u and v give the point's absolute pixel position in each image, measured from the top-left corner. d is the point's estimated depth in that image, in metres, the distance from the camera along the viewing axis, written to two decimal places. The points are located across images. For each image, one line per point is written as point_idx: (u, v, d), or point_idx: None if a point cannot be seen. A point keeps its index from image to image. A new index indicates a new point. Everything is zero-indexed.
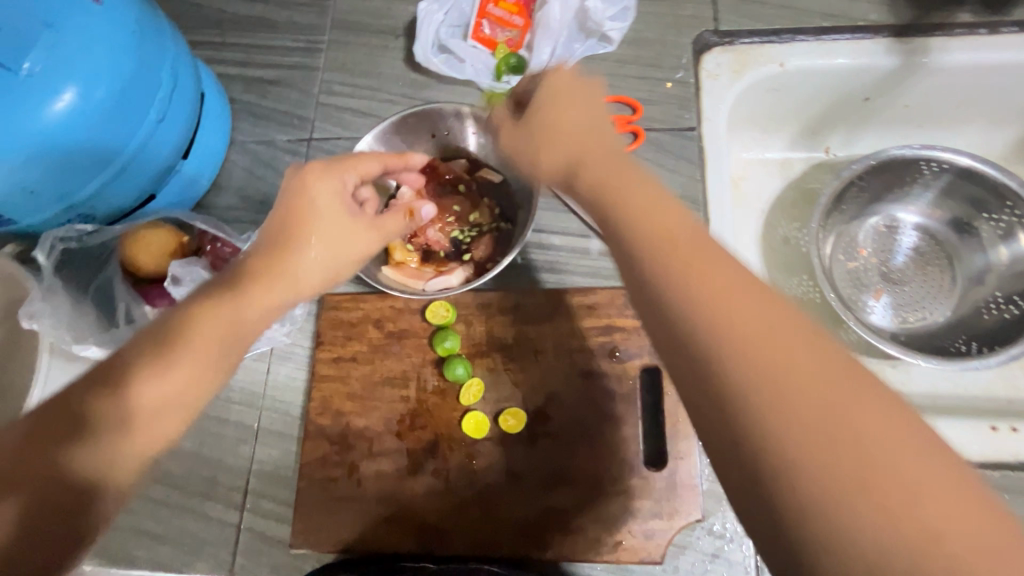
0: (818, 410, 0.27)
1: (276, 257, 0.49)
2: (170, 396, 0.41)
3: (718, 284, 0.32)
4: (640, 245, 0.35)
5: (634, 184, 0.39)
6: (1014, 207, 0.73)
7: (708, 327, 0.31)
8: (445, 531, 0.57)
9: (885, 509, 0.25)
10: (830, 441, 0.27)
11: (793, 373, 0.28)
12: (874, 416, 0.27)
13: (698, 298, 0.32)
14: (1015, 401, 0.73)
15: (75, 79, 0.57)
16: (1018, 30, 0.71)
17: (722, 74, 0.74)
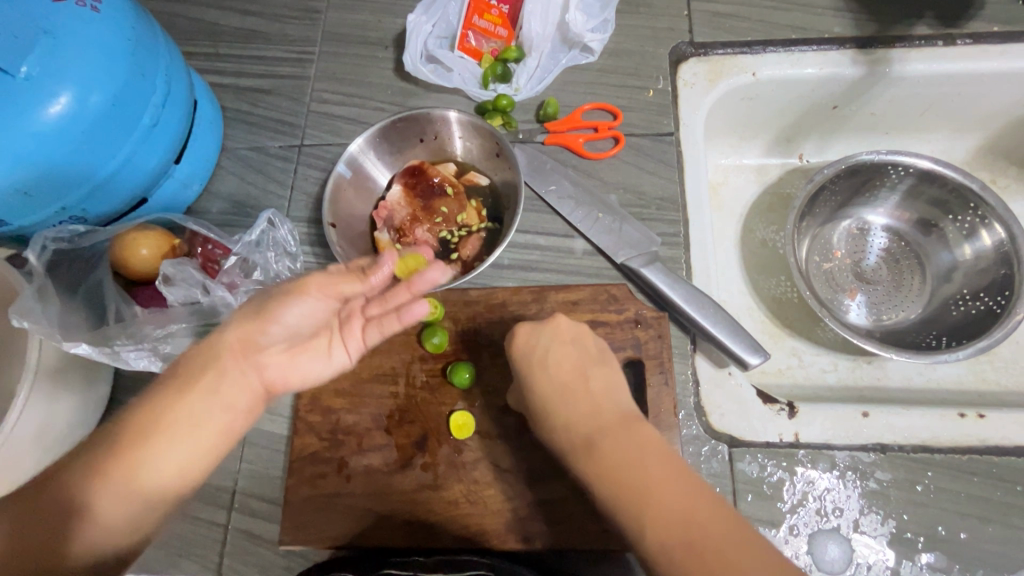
0: (639, 495, 0.43)
1: (258, 319, 0.50)
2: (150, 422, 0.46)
3: (606, 437, 0.47)
4: (568, 414, 0.50)
5: (572, 354, 0.53)
6: (976, 208, 0.76)
7: (596, 474, 0.46)
8: (434, 526, 0.58)
9: (656, 512, 0.42)
10: (643, 499, 0.43)
11: (667, 498, 0.43)
12: (721, 523, 0.42)
13: (595, 459, 0.46)
14: (986, 393, 0.75)
15: (71, 82, 0.59)
16: (972, 42, 0.76)
17: (698, 83, 0.78)
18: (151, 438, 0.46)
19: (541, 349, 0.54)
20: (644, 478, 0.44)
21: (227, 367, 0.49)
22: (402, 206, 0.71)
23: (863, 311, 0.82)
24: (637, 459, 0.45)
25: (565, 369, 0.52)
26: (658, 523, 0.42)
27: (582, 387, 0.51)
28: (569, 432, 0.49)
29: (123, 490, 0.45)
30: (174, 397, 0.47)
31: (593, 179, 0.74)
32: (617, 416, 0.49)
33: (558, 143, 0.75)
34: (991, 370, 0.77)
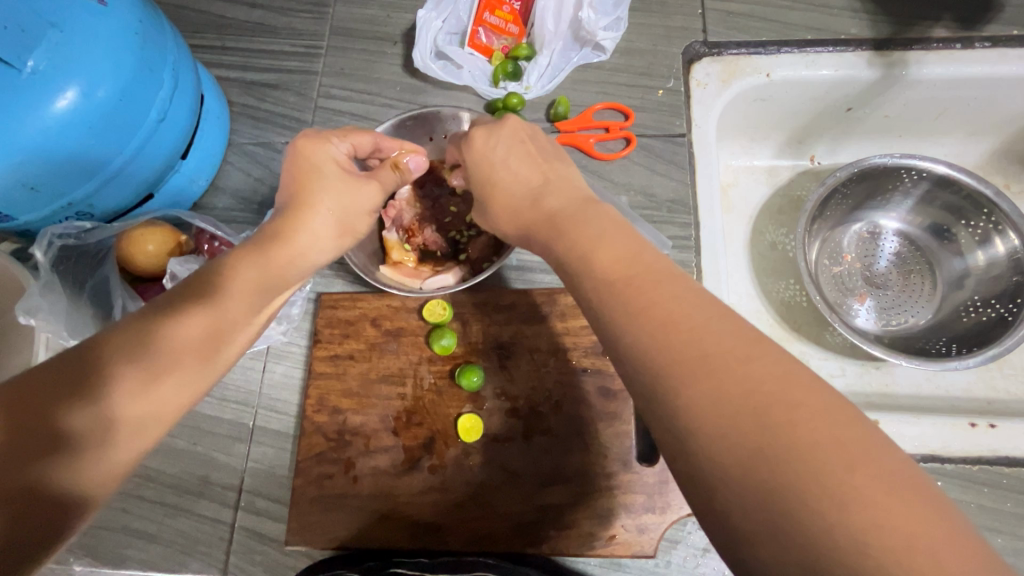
0: (745, 392, 0.29)
1: (270, 250, 0.48)
2: (165, 341, 0.40)
3: (656, 296, 0.35)
4: (612, 282, 0.37)
5: (597, 213, 0.42)
6: (990, 214, 0.76)
7: (664, 348, 0.32)
8: (441, 529, 0.58)
9: (774, 422, 0.28)
10: (759, 412, 0.29)
11: (693, 331, 0.32)
12: (770, 371, 0.30)
13: (662, 331, 0.33)
14: (994, 401, 0.75)
15: (78, 77, 0.58)
16: (991, 45, 0.75)
17: (711, 83, 0.77)
18: (142, 393, 0.38)
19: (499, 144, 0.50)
20: (658, 316, 0.34)
21: (226, 303, 0.44)
22: (410, 206, 0.69)
23: (872, 316, 0.82)
24: (715, 333, 0.32)
25: (594, 226, 0.40)
26: (681, 372, 0.31)
27: (621, 242, 0.39)
28: (616, 285, 0.36)
29: (119, 454, 0.37)
30: (200, 322, 0.42)
31: (603, 180, 0.73)
32: (607, 232, 0.40)
33: (568, 143, 0.74)
34: (1001, 377, 0.76)
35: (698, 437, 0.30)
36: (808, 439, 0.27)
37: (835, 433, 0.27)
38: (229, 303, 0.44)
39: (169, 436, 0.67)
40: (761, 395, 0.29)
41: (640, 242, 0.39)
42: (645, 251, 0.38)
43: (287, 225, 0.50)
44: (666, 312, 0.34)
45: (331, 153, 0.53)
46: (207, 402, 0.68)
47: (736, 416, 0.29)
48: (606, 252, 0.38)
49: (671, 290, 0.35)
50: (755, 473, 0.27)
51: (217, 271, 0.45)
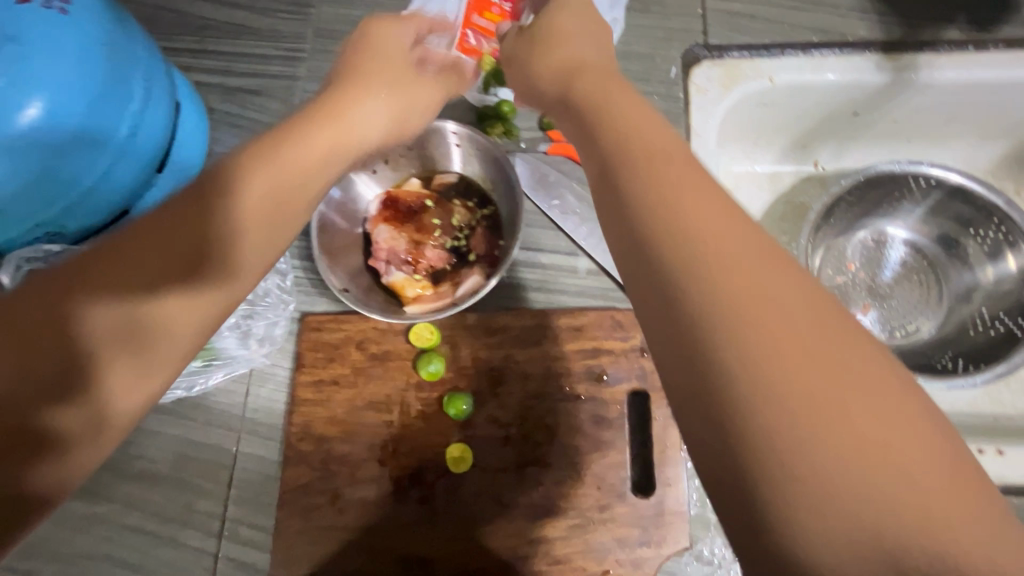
0: (836, 417, 0.26)
1: (207, 279, 0.42)
2: (149, 323, 0.39)
3: (739, 281, 0.30)
4: (687, 249, 0.31)
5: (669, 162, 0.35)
6: (1000, 225, 0.73)
7: (748, 347, 0.28)
8: (430, 563, 0.56)
9: (864, 453, 0.26)
10: (851, 441, 0.26)
11: (778, 330, 0.28)
12: (852, 375, 0.27)
13: (743, 329, 0.29)
14: (1001, 418, 0.73)
15: (39, 93, 0.55)
16: (1006, 47, 0.71)
17: (711, 90, 0.72)
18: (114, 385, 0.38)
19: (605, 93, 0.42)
20: (736, 305, 0.29)
21: (162, 303, 0.40)
22: (399, 237, 0.66)
23: (877, 328, 0.79)
24: (803, 336, 0.28)
25: (670, 179, 0.34)
26: (755, 355, 0.28)
27: (698, 203, 0.33)
28: (698, 258, 0.31)
29: (75, 462, 0.38)
30: (182, 294, 0.41)
31: None
32: (691, 195, 0.33)
33: (561, 153, 0.70)
34: (1009, 393, 0.74)
35: (777, 459, 0.26)
36: (881, 460, 0.26)
37: (918, 453, 0.26)
38: (170, 319, 0.40)
39: (151, 462, 0.65)
40: (855, 421, 0.26)
41: (721, 206, 0.33)
42: (725, 216, 0.33)
43: (267, 248, 0.46)
44: (748, 305, 0.29)
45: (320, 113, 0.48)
46: (190, 426, 0.66)
47: (828, 442, 0.26)
48: (687, 216, 0.33)
49: (751, 271, 0.30)
50: (835, 505, 0.25)
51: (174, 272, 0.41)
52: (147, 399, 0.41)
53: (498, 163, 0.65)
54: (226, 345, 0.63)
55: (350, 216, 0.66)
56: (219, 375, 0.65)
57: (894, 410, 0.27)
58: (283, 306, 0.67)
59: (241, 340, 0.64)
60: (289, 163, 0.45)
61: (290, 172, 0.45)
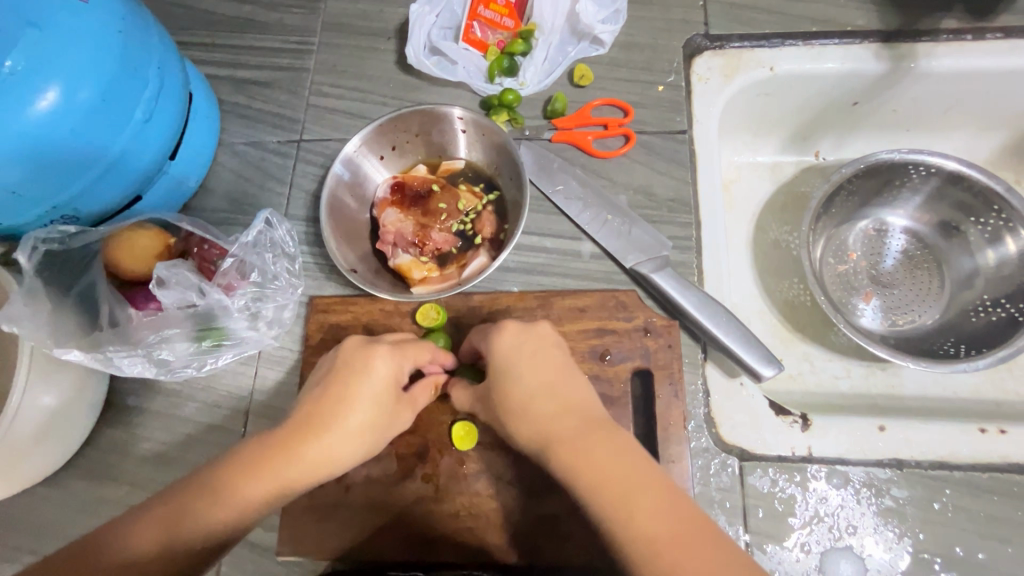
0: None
1: (298, 440, 0.47)
2: (286, 469, 0.45)
3: (602, 473, 0.41)
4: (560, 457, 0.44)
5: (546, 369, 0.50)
6: (1000, 211, 0.74)
7: (616, 523, 0.40)
8: (436, 540, 0.56)
9: None
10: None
11: (638, 510, 0.39)
12: (697, 547, 0.38)
13: (620, 512, 0.40)
14: (1004, 403, 0.73)
15: (59, 77, 0.56)
16: (1003, 36, 0.72)
17: (713, 78, 0.74)
18: (241, 493, 0.44)
19: (517, 348, 0.51)
20: (596, 484, 0.41)
21: (298, 469, 0.46)
22: (404, 220, 0.67)
23: (878, 316, 0.80)
24: (656, 517, 0.39)
25: (538, 374, 0.49)
26: (630, 537, 0.39)
27: (548, 405, 0.47)
28: (567, 450, 0.44)
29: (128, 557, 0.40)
30: (299, 455, 0.46)
31: (601, 179, 0.71)
32: (557, 409, 0.47)
33: (566, 141, 0.72)
34: (1011, 379, 0.74)
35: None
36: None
37: (707, 555, 0.37)
38: (308, 458, 0.46)
39: (162, 443, 0.66)
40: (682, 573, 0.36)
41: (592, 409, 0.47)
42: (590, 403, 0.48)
43: (347, 391, 0.50)
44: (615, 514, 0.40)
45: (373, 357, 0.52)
46: (199, 408, 0.67)
47: None
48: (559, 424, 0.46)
49: (605, 437, 0.44)
50: None
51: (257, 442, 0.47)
52: (260, 505, 0.44)
53: (504, 148, 0.67)
54: (234, 326, 0.64)
55: (359, 197, 0.68)
56: (228, 355, 0.65)
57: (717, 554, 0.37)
58: (291, 289, 0.68)
59: (249, 323, 0.65)
60: (357, 378, 0.51)
61: (356, 386, 0.50)
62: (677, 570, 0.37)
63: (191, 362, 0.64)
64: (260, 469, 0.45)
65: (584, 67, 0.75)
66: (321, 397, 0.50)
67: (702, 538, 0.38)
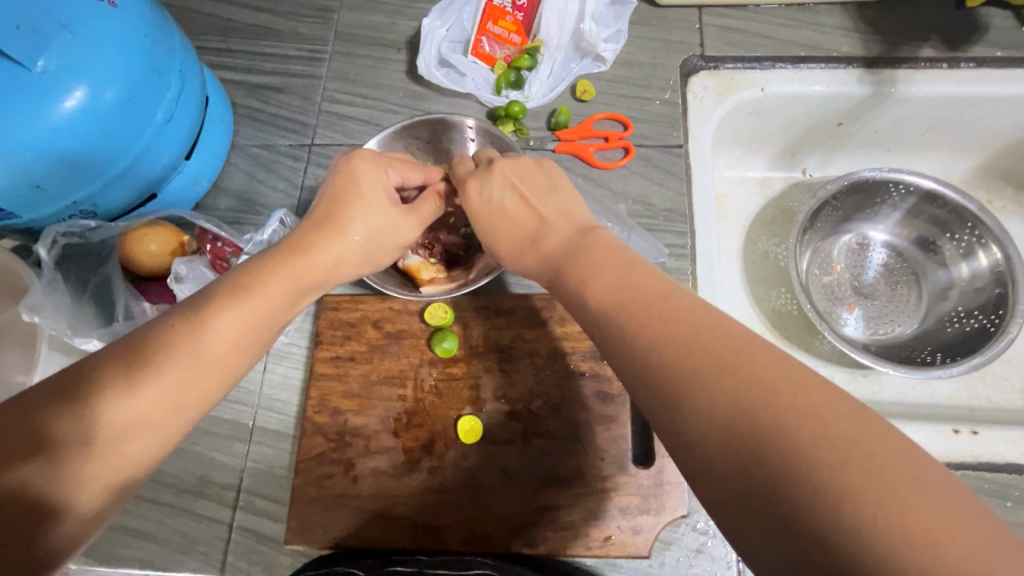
0: (741, 422, 0.29)
1: (268, 270, 0.46)
2: (198, 342, 0.42)
3: (647, 320, 0.36)
4: (599, 313, 0.40)
5: (565, 242, 0.47)
6: (974, 228, 0.78)
7: (655, 371, 0.34)
8: (441, 529, 0.58)
9: (765, 436, 0.28)
10: (748, 432, 0.29)
11: (685, 357, 0.33)
12: (806, 403, 0.28)
13: (659, 364, 0.34)
14: (978, 409, 0.78)
15: (87, 78, 0.58)
16: (976, 65, 0.78)
17: (707, 96, 0.79)
18: (137, 396, 0.39)
19: (493, 196, 0.53)
20: (649, 338, 0.35)
21: (218, 327, 0.43)
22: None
23: (860, 325, 0.84)
24: (719, 362, 0.32)
25: (588, 251, 0.44)
26: (685, 388, 0.32)
27: (604, 267, 0.42)
28: (609, 308, 0.39)
29: (102, 467, 0.38)
30: (213, 329, 0.42)
31: (602, 189, 0.75)
32: (603, 269, 0.41)
33: (568, 151, 0.75)
34: (984, 386, 0.79)
35: (688, 438, 0.32)
36: (826, 442, 0.27)
37: (793, 405, 0.29)
38: (220, 332, 0.43)
39: None
40: (750, 418, 0.29)
41: (631, 264, 0.41)
42: (634, 270, 0.40)
43: (312, 242, 0.50)
44: (662, 373, 0.34)
45: (372, 178, 0.54)
46: None
47: (732, 436, 0.29)
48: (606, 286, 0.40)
49: (664, 295, 0.38)
50: (729, 456, 0.29)
51: (208, 293, 0.44)
52: (172, 390, 0.40)
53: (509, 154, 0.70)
54: None
55: None
56: None
57: (836, 406, 0.28)
58: None
59: None
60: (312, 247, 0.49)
61: (320, 247, 0.50)
62: (728, 388, 0.31)
63: None
64: (166, 340, 0.41)
65: (587, 82, 0.78)
66: (246, 274, 0.46)
67: (832, 401, 0.29)
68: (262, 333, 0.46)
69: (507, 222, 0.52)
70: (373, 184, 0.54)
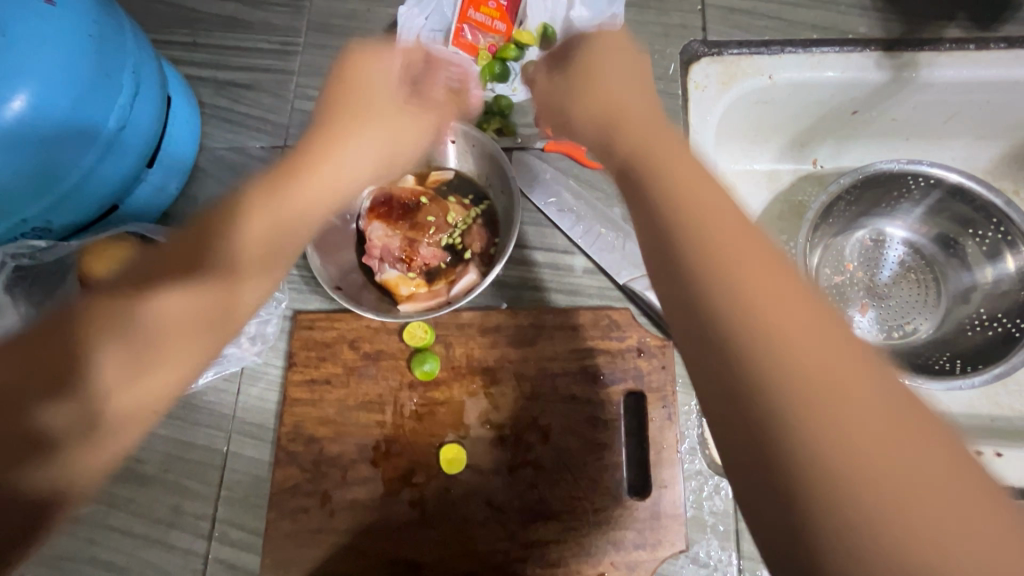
0: (885, 471, 0.25)
1: (264, 203, 0.48)
2: (176, 314, 0.43)
3: (755, 298, 0.30)
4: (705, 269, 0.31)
5: (653, 137, 0.40)
6: (1000, 225, 0.73)
7: (773, 369, 0.28)
8: (423, 566, 0.55)
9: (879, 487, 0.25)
10: (894, 490, 0.25)
11: (816, 366, 0.27)
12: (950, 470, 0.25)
13: (776, 365, 0.28)
14: (998, 420, 0.73)
15: (24, 85, 0.54)
16: (1007, 46, 0.71)
17: (710, 86, 0.72)
18: (130, 383, 0.41)
19: (611, 53, 0.48)
20: (759, 317, 0.29)
21: (214, 292, 0.46)
22: (392, 234, 0.64)
23: (874, 328, 0.79)
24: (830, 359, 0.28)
25: (679, 165, 0.37)
26: (817, 411, 0.27)
27: (699, 189, 0.35)
28: (719, 262, 0.31)
29: (103, 455, 0.40)
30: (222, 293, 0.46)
31: (595, 190, 0.69)
32: (694, 183, 0.35)
33: (559, 151, 0.70)
34: (1007, 396, 0.74)
35: (804, 473, 0.26)
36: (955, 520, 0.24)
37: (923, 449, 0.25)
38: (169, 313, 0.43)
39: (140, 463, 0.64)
40: (897, 475, 0.25)
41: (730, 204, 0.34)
42: (732, 212, 0.34)
43: (312, 161, 0.50)
44: (786, 384, 0.27)
45: (377, 73, 0.54)
46: (178, 426, 0.65)
47: (879, 484, 0.25)
48: (695, 195, 0.34)
49: (767, 259, 0.31)
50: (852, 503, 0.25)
51: (203, 244, 0.47)
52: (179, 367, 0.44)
53: (494, 158, 0.64)
54: None
55: (342, 210, 0.65)
56: (211, 373, 0.64)
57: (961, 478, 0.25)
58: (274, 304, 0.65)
59: (232, 339, 0.63)
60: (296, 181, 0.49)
61: (327, 166, 0.51)
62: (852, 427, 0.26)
63: None
64: (160, 313, 0.43)
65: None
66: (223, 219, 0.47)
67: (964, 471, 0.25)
68: (267, 270, 0.49)
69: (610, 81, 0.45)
70: (359, 78, 0.53)
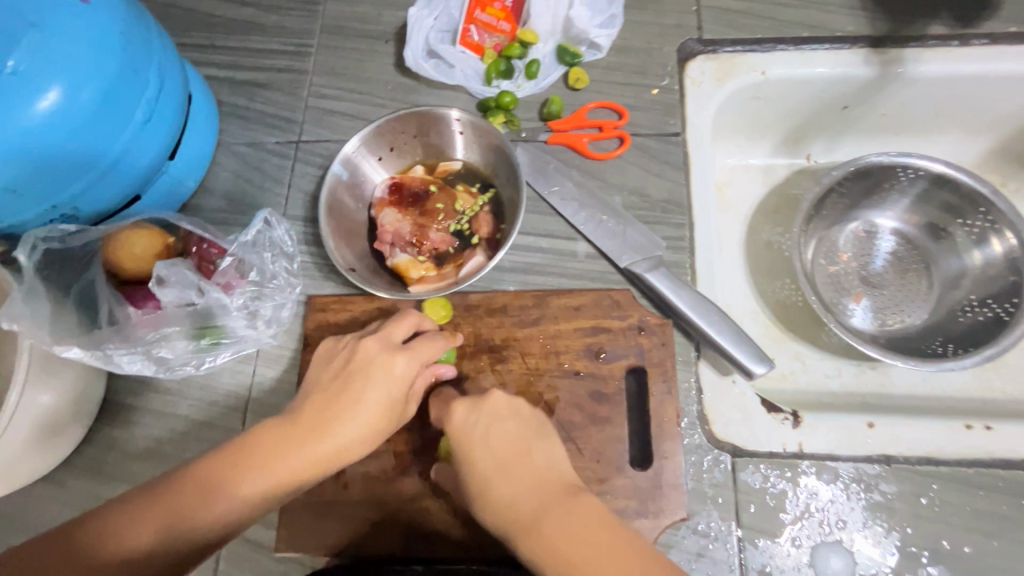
0: None
1: (360, 364, 0.53)
2: (307, 464, 0.48)
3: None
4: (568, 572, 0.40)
5: (509, 438, 0.50)
6: (987, 213, 0.75)
7: None
8: (434, 535, 0.57)
9: None
10: None
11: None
12: None
13: None
14: (991, 402, 0.75)
15: (60, 78, 0.57)
16: (988, 42, 0.74)
17: (706, 81, 0.76)
18: (272, 463, 0.47)
19: (504, 442, 0.49)
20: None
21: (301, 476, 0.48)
22: (402, 220, 0.67)
23: (868, 316, 0.81)
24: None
25: (506, 446, 0.49)
26: None
27: (514, 464, 0.48)
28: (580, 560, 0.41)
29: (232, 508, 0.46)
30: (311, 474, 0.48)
31: (596, 180, 0.72)
32: (534, 469, 0.48)
33: (561, 142, 0.73)
34: (998, 378, 0.76)
35: None
36: None
37: None
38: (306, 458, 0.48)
39: (161, 441, 0.66)
40: None
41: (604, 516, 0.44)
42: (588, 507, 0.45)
43: (385, 333, 0.56)
44: None
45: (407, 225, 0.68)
46: (198, 407, 0.67)
47: None
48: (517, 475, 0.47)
49: (614, 530, 0.43)
50: None
51: (313, 420, 0.50)
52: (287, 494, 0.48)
53: (500, 148, 0.68)
54: (233, 326, 0.64)
55: (357, 195, 0.69)
56: (226, 354, 0.66)
57: None
58: (289, 288, 0.68)
59: (248, 322, 0.66)
60: (366, 386, 0.52)
61: (383, 363, 0.53)
62: None
63: (191, 360, 0.65)
64: (275, 463, 0.47)
65: (579, 69, 0.76)
66: (325, 396, 0.51)
67: None
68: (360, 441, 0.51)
69: (500, 444, 0.49)
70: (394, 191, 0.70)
